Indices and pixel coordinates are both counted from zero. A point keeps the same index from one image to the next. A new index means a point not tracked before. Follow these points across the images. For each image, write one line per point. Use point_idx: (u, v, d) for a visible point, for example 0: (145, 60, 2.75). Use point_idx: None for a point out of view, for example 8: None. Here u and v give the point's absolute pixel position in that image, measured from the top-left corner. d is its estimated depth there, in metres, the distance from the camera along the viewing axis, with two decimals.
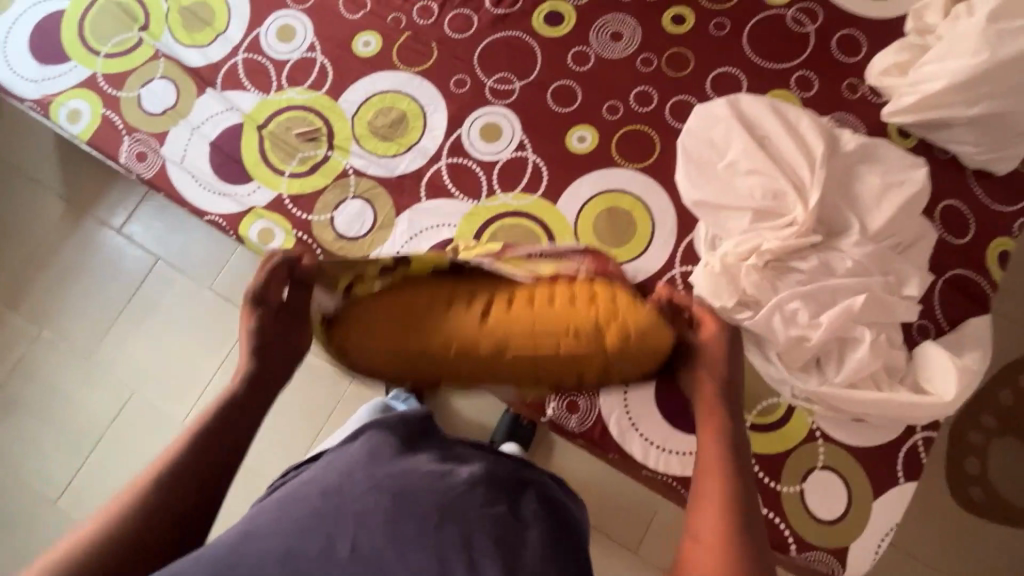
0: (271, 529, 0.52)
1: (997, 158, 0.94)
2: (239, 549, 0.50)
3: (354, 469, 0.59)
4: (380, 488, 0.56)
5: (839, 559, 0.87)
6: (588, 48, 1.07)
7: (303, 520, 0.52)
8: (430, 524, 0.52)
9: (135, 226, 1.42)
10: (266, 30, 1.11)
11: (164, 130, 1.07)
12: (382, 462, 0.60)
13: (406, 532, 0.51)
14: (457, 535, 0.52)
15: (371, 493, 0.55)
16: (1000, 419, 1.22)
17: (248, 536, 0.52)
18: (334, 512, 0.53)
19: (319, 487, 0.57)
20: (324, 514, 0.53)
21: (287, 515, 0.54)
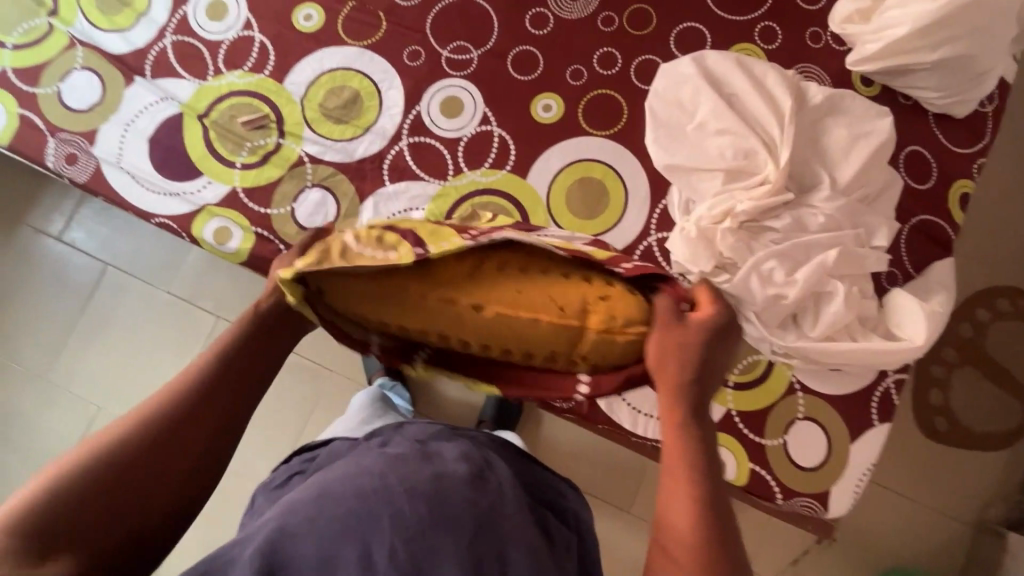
0: (305, 526, 0.47)
1: (957, 102, 0.95)
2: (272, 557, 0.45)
3: (385, 468, 0.53)
4: (418, 493, 0.50)
5: (822, 502, 0.91)
6: (546, 9, 1.01)
7: (339, 516, 0.48)
8: (468, 535, 0.48)
9: (76, 232, 1.32)
10: (193, 8, 1.01)
11: (93, 128, 0.98)
12: (408, 460, 0.55)
13: (444, 541, 0.47)
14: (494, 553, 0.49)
15: (408, 498, 0.50)
16: (959, 352, 1.29)
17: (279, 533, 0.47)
18: (374, 517, 0.48)
19: (350, 479, 0.52)
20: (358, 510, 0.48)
21: (321, 508, 0.49)
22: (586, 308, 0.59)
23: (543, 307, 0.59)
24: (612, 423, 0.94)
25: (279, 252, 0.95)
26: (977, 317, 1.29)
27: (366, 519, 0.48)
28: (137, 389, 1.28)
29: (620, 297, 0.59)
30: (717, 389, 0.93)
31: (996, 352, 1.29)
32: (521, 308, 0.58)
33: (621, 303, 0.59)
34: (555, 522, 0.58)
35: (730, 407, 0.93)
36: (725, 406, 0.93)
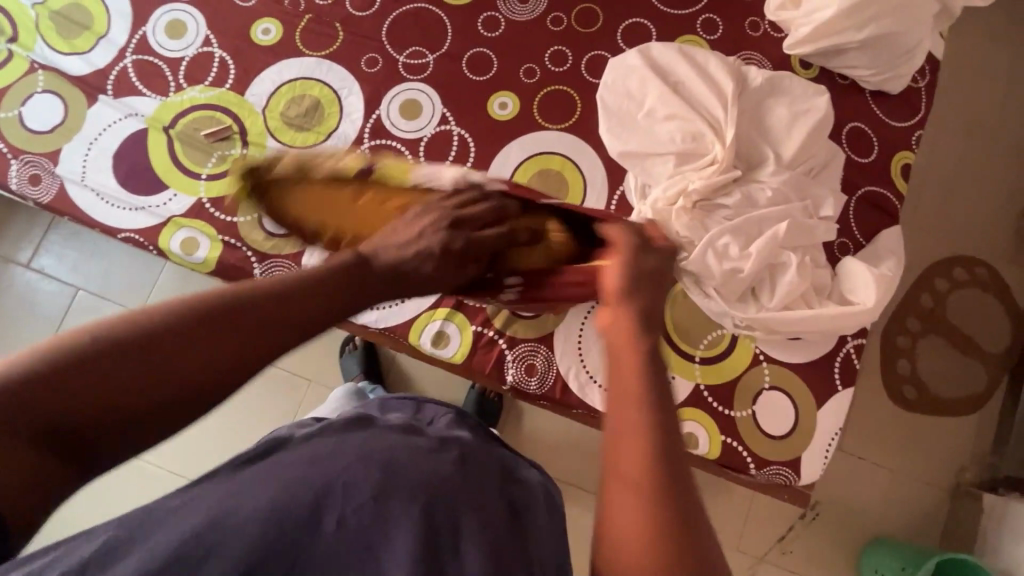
0: (255, 486, 0.49)
1: (891, 78, 1.00)
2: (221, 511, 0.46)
3: (342, 439, 0.55)
4: (371, 460, 0.52)
5: (793, 469, 0.93)
6: (497, 12, 1.06)
7: (292, 481, 0.49)
8: (422, 503, 0.50)
9: (45, 258, 1.32)
10: (152, 28, 1.04)
11: (56, 148, 0.99)
12: (363, 434, 0.56)
13: (400, 513, 0.49)
14: (449, 522, 0.50)
15: (363, 464, 0.52)
16: (922, 321, 1.33)
17: (233, 491, 0.48)
18: (325, 480, 0.50)
19: (306, 449, 0.53)
20: (311, 478, 0.50)
21: (274, 472, 0.50)
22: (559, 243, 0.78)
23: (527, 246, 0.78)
24: (585, 406, 0.95)
25: (247, 259, 0.96)
26: (936, 287, 1.34)
27: (318, 481, 0.50)
28: None
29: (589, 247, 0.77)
30: (684, 365, 0.96)
31: (957, 320, 1.33)
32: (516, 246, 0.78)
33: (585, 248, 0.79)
34: (521, 491, 0.59)
35: (699, 381, 0.95)
36: (693, 381, 0.95)
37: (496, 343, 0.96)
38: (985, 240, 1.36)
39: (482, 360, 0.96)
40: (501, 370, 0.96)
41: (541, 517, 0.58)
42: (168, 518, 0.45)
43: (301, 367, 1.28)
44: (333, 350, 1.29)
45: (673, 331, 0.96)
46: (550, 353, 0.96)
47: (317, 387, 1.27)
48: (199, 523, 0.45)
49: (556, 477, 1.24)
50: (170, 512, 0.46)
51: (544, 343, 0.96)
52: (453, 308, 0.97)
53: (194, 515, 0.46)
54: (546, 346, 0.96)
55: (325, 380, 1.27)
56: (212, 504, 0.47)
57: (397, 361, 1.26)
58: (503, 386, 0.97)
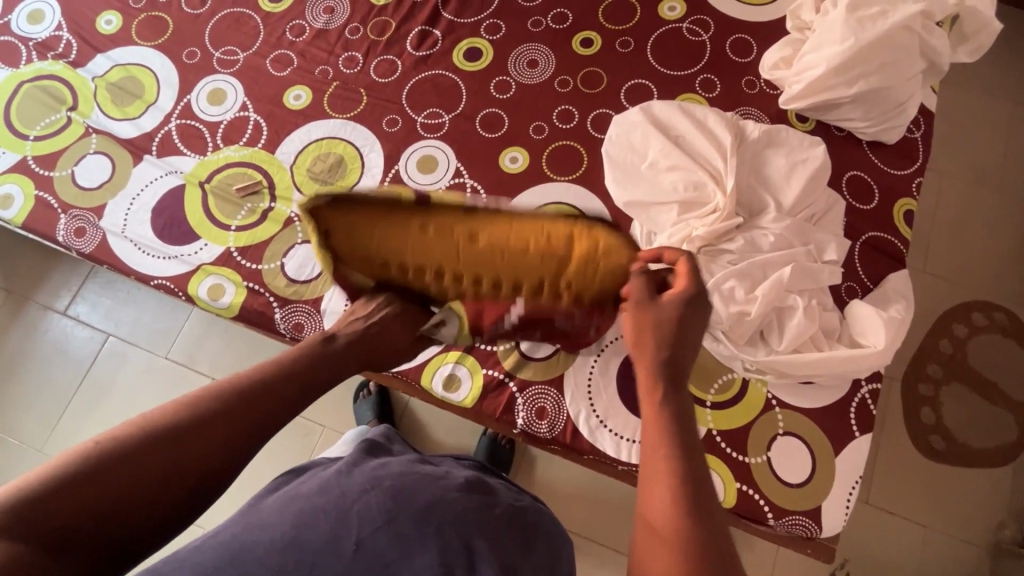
0: (275, 519, 0.56)
1: (885, 129, 1.04)
2: (247, 539, 0.54)
3: (349, 470, 0.64)
4: (378, 487, 0.60)
5: (814, 519, 0.90)
6: (508, 77, 1.14)
7: (307, 512, 0.57)
8: (429, 522, 0.57)
9: (81, 306, 1.39)
10: (196, 96, 1.14)
11: (102, 203, 1.07)
12: (368, 468, 0.65)
13: (409, 533, 0.56)
14: (457, 543, 0.56)
15: (370, 492, 0.59)
16: (943, 368, 1.30)
17: (256, 525, 0.56)
18: (338, 507, 0.57)
19: (318, 485, 0.62)
20: (324, 508, 0.57)
21: (291, 506, 0.58)
22: (571, 237, 0.84)
23: (532, 237, 0.84)
24: (596, 451, 0.95)
25: (269, 304, 1.01)
26: (955, 333, 1.32)
27: (330, 510, 0.57)
28: None
29: (602, 237, 0.83)
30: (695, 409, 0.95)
31: (980, 366, 1.30)
32: (516, 235, 0.84)
33: (601, 240, 0.83)
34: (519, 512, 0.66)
35: (711, 426, 0.94)
36: (706, 425, 0.94)
37: (507, 385, 0.97)
38: (1001, 285, 1.35)
39: (492, 403, 0.97)
40: (512, 414, 0.97)
41: (543, 541, 0.64)
42: (201, 551, 0.53)
43: (314, 412, 1.29)
44: (347, 396, 1.30)
45: None
46: (560, 397, 0.96)
47: (330, 433, 1.28)
48: (220, 559, 0.52)
49: (570, 528, 1.20)
50: (189, 557, 0.52)
51: (554, 387, 0.97)
52: (465, 351, 0.99)
53: (214, 553, 0.52)
54: (556, 390, 0.97)
55: (338, 425, 1.28)
56: (234, 542, 0.54)
57: (409, 406, 1.27)
58: (513, 430, 0.98)
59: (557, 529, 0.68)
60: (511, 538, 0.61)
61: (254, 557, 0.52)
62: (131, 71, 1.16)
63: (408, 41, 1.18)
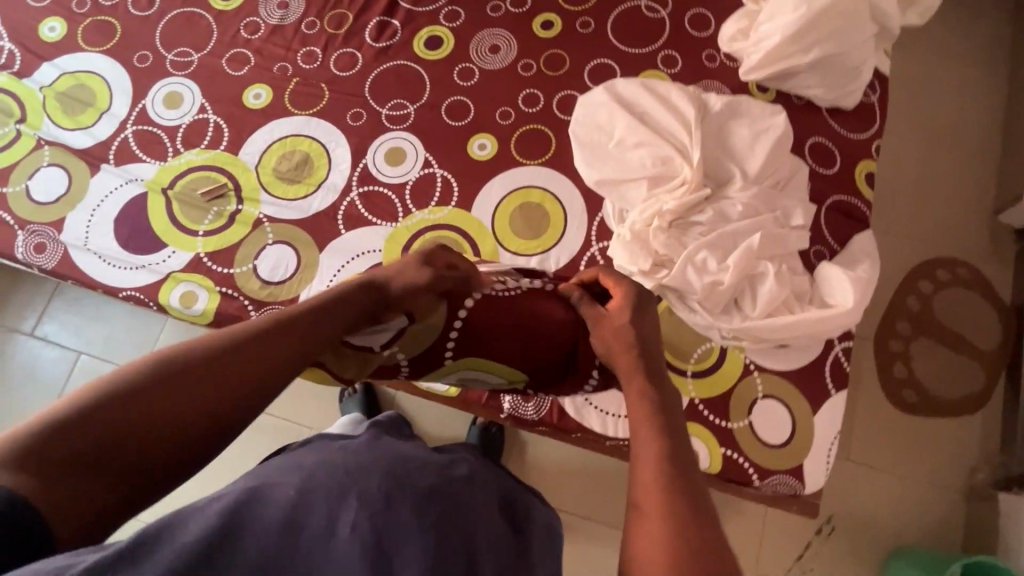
0: (270, 487, 0.52)
1: (842, 94, 1.06)
2: (239, 513, 0.48)
3: (351, 448, 0.59)
4: (381, 470, 0.56)
5: (798, 477, 0.93)
6: (471, 63, 1.14)
7: (307, 486, 0.52)
8: (430, 514, 0.53)
9: (48, 325, 1.35)
10: (151, 100, 1.11)
11: (61, 217, 1.04)
12: (374, 446, 0.61)
13: (408, 525, 0.52)
14: (457, 541, 0.53)
15: (375, 474, 0.55)
16: (912, 323, 1.34)
17: (253, 491, 0.51)
18: (341, 486, 0.53)
19: (319, 457, 0.57)
20: (327, 485, 0.53)
21: (290, 475, 0.54)
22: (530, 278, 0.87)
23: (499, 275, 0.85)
24: (583, 429, 0.96)
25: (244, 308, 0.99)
26: (921, 289, 1.36)
27: (334, 488, 0.53)
28: None
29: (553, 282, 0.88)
30: (677, 380, 0.97)
31: (946, 320, 1.35)
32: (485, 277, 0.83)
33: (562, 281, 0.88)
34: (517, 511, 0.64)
35: (693, 395, 0.96)
36: (688, 395, 0.96)
37: None
38: (961, 241, 1.40)
39: (477, 391, 0.98)
40: (498, 399, 0.98)
41: (535, 543, 0.61)
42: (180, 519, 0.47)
43: (300, 415, 1.28)
44: (331, 396, 1.29)
45: (663, 346, 0.98)
46: None
47: (317, 434, 1.27)
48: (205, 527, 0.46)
49: (563, 508, 1.22)
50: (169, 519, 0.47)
51: None
52: None
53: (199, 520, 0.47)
54: None
55: (324, 426, 1.27)
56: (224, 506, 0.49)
57: (396, 402, 1.27)
58: (501, 414, 0.98)
59: (547, 532, 0.65)
60: (504, 547, 0.57)
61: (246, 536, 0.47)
62: (81, 79, 1.12)
63: (367, 32, 1.16)
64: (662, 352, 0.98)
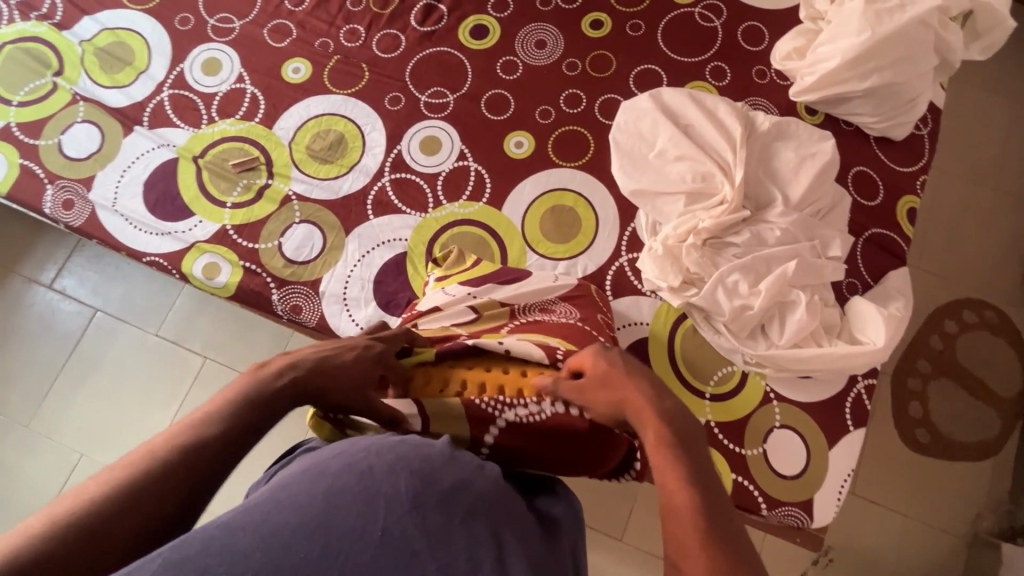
0: (293, 499, 0.47)
1: (893, 125, 1.03)
2: (260, 528, 0.44)
3: (372, 442, 0.54)
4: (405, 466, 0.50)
5: (807, 511, 0.92)
6: (515, 57, 1.11)
7: (332, 488, 0.48)
8: (456, 515, 0.49)
9: (67, 279, 1.35)
10: (189, 65, 1.10)
11: (92, 175, 1.03)
12: (394, 437, 0.56)
13: (438, 523, 0.47)
14: (489, 537, 0.49)
15: (397, 471, 0.50)
16: (933, 364, 1.32)
17: (272, 505, 0.46)
18: (362, 487, 0.48)
19: (339, 458, 0.52)
20: (349, 488, 0.48)
21: (309, 481, 0.49)
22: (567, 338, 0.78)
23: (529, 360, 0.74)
24: None
25: (266, 285, 0.99)
26: (946, 329, 1.34)
27: (355, 489, 0.48)
28: (120, 435, 1.26)
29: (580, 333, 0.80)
30: (695, 402, 0.96)
31: (967, 363, 1.32)
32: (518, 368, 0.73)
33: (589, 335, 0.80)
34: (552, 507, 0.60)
35: (709, 418, 0.95)
36: (704, 418, 0.95)
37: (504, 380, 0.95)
38: (993, 284, 1.37)
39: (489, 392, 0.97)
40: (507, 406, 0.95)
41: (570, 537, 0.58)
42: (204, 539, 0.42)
43: None
44: None
45: (683, 364, 0.97)
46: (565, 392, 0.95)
47: None
48: (232, 550, 0.42)
49: None
50: (194, 546, 0.42)
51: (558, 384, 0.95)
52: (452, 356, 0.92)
53: (227, 542, 0.42)
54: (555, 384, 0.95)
55: None
56: (245, 524, 0.44)
57: None
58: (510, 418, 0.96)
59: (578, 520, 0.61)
60: (540, 547, 0.52)
61: (269, 550, 0.42)
62: (121, 36, 1.11)
63: (413, 15, 1.13)
64: (682, 371, 0.96)
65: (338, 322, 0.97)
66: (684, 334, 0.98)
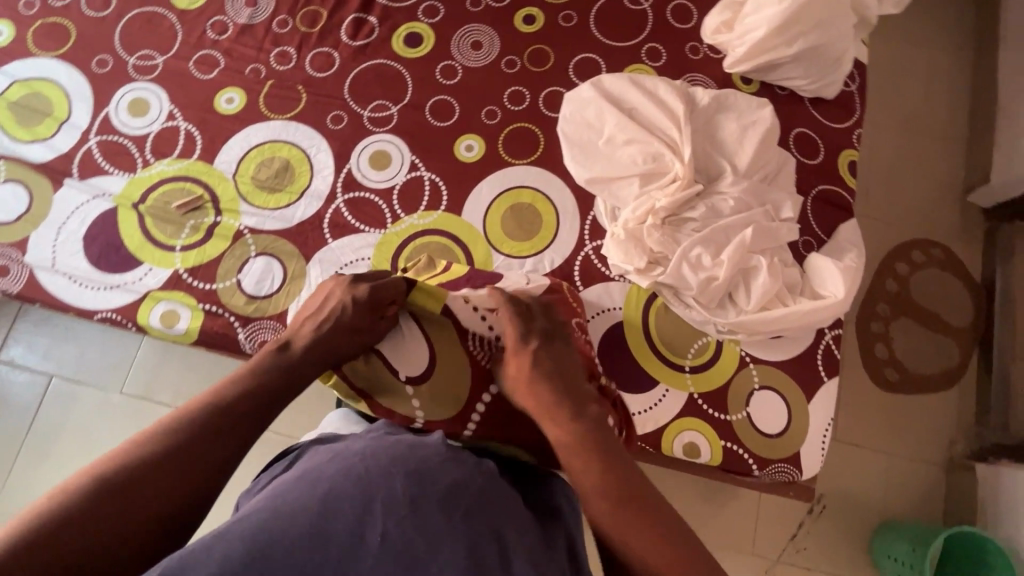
0: (297, 506, 0.51)
1: (824, 85, 1.07)
2: (267, 536, 0.48)
3: (373, 447, 0.58)
4: (404, 470, 0.54)
5: (795, 464, 0.95)
6: (453, 60, 1.11)
7: (333, 496, 0.51)
8: (455, 512, 0.52)
9: (14, 348, 1.28)
10: (114, 108, 1.05)
11: (25, 236, 0.98)
12: (394, 440, 0.59)
13: (434, 524, 0.51)
14: (488, 533, 0.52)
15: (396, 476, 0.53)
16: (891, 305, 1.39)
17: (278, 513, 0.50)
18: (363, 493, 0.52)
19: (341, 464, 0.56)
20: (351, 494, 0.52)
21: (314, 486, 0.53)
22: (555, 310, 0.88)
23: None
24: None
25: (230, 325, 0.96)
26: (898, 271, 1.41)
27: (356, 496, 0.52)
28: None
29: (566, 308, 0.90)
30: (676, 377, 0.98)
31: (922, 299, 1.39)
32: None
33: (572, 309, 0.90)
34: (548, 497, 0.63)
35: (692, 390, 0.97)
36: (687, 391, 0.97)
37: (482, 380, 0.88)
38: (935, 222, 1.44)
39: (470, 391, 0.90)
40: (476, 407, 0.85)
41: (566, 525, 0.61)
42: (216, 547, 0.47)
43: (291, 428, 1.24)
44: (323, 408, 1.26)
45: (660, 342, 0.99)
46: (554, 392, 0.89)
47: None
48: (245, 557, 0.46)
49: None
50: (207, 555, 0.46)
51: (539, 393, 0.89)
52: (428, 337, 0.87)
53: (238, 550, 0.47)
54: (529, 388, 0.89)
55: None
56: (253, 531, 0.48)
57: None
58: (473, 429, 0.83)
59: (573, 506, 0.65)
60: (537, 541, 0.55)
61: (278, 556, 0.47)
62: (34, 87, 1.05)
63: (343, 30, 1.11)
64: (660, 348, 0.98)
65: None
66: (657, 313, 0.99)
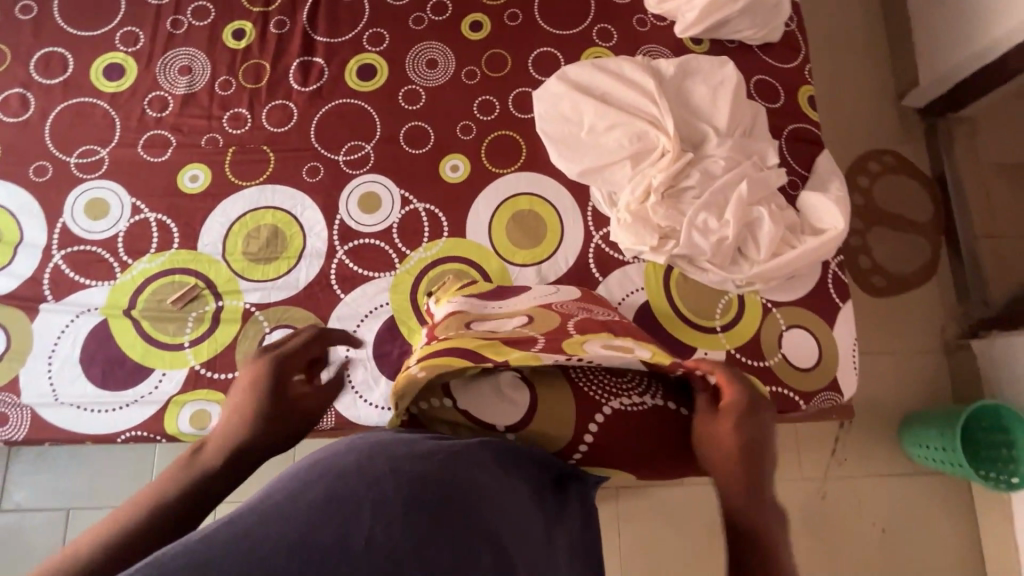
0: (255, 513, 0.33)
1: (770, 30, 1.12)
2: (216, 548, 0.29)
3: (352, 447, 0.43)
4: (398, 463, 0.40)
5: (836, 390, 1.01)
6: (412, 84, 1.08)
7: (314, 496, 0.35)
8: (464, 509, 0.39)
9: (17, 495, 1.18)
10: (70, 216, 0.96)
11: (14, 376, 0.90)
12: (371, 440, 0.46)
13: (445, 524, 0.37)
14: (495, 537, 0.40)
15: (389, 468, 0.39)
16: (863, 218, 1.48)
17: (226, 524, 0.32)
18: (346, 488, 0.36)
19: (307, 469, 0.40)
20: (336, 495, 0.36)
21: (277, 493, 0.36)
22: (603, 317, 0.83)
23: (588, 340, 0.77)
24: None
25: None
26: (861, 184, 1.50)
27: (343, 492, 0.36)
28: None
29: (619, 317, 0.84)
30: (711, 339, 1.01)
31: (888, 205, 1.49)
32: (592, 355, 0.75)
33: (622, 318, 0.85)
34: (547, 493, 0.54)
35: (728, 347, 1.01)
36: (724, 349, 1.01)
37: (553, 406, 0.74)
38: (882, 131, 1.54)
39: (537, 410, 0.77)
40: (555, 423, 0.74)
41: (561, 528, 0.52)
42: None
43: None
44: None
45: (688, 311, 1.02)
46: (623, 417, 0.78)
47: None
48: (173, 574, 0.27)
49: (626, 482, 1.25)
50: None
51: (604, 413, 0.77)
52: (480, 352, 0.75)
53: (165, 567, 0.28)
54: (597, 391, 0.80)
55: None
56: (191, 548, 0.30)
57: None
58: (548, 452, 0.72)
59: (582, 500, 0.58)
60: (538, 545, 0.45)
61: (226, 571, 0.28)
62: None
63: (292, 78, 1.06)
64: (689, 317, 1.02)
65: (356, 412, 0.92)
66: (677, 283, 1.03)
